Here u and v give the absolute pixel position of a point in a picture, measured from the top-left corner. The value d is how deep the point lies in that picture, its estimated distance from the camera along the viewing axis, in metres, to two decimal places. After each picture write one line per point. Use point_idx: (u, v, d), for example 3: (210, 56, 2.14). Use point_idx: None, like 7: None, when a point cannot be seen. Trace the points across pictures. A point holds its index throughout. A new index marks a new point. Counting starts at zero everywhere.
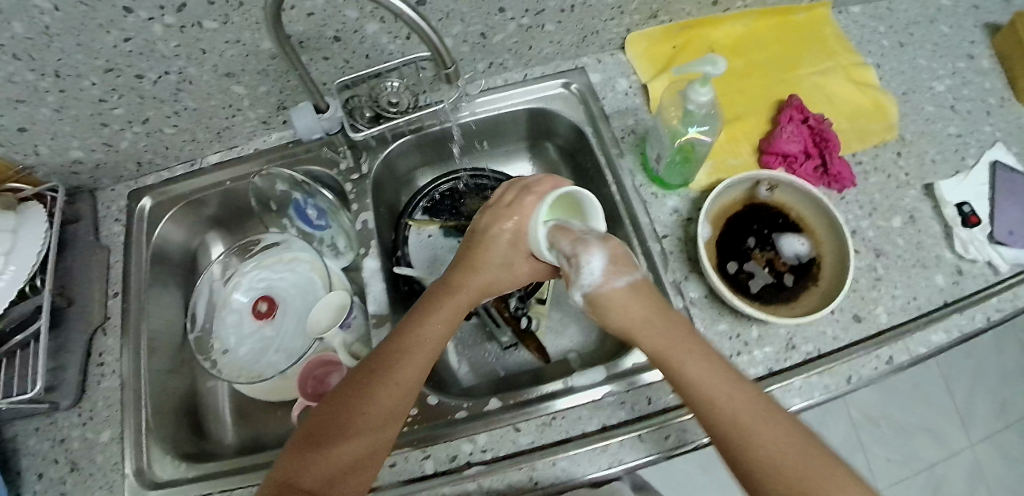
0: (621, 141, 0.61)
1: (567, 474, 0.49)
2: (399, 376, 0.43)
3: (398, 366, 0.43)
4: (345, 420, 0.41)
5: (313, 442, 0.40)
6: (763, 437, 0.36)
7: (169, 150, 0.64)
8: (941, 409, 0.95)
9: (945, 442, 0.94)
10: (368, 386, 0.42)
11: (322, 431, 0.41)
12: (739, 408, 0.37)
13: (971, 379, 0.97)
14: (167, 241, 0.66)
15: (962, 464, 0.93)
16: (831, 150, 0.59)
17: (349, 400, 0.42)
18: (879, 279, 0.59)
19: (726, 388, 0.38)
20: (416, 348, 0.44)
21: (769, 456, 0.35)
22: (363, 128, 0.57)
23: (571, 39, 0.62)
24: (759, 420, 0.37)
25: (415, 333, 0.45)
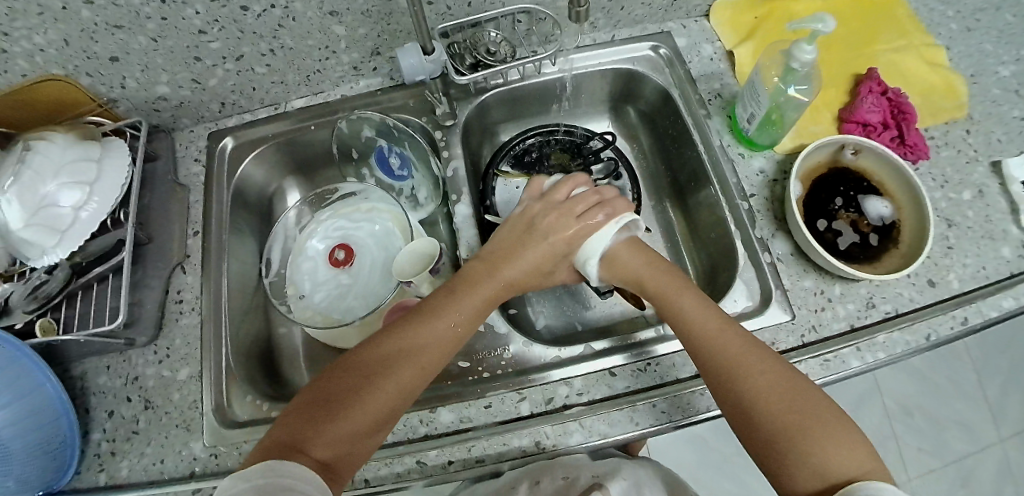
0: (709, 103, 0.62)
1: (666, 416, 0.50)
2: (420, 359, 0.44)
3: (420, 349, 0.44)
4: (364, 385, 0.41)
5: (324, 409, 0.39)
6: (766, 394, 0.40)
7: (256, 91, 0.64)
8: (972, 402, 0.99)
9: (976, 435, 0.97)
10: (383, 361, 0.43)
11: (334, 396, 0.40)
12: (744, 366, 0.42)
13: (1005, 377, 1.00)
14: (247, 182, 0.66)
15: (992, 457, 0.96)
16: (909, 121, 0.61)
17: (366, 368, 0.42)
18: (951, 248, 0.61)
19: (737, 350, 0.43)
20: (435, 333, 0.46)
21: (771, 410, 0.39)
22: (465, 73, 0.57)
23: (662, 2, 0.63)
24: (766, 378, 0.41)
25: (440, 317, 0.47)
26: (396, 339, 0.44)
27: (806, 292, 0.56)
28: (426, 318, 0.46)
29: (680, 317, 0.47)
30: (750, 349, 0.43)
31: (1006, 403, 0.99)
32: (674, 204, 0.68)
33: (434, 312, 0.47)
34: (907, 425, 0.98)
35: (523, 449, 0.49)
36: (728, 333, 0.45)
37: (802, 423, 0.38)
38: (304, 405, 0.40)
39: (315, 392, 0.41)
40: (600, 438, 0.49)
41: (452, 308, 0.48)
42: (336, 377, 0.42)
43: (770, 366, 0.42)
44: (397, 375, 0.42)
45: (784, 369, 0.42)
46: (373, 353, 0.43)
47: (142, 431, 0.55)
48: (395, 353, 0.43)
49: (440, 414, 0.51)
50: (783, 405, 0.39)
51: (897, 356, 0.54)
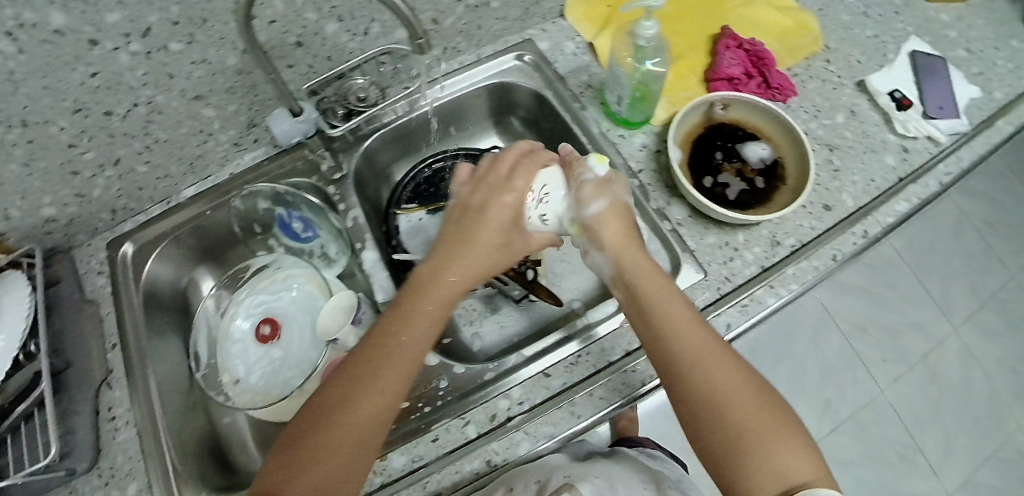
0: (582, 96, 0.65)
1: (606, 401, 0.51)
2: (393, 378, 0.42)
3: (381, 370, 0.42)
4: (342, 427, 0.40)
5: (299, 455, 0.40)
6: (734, 411, 0.40)
7: (143, 191, 0.64)
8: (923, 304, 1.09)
9: (931, 333, 1.07)
10: (355, 395, 0.41)
11: (315, 444, 0.40)
12: (721, 380, 0.42)
13: (940, 271, 1.11)
14: (157, 280, 0.65)
15: (953, 347, 1.07)
16: (768, 65, 0.65)
17: (343, 409, 0.41)
18: (837, 171, 0.64)
19: (717, 364, 0.42)
20: (404, 355, 0.43)
21: (744, 428, 0.40)
22: (338, 124, 0.59)
23: (515, 13, 0.66)
24: (741, 390, 0.41)
25: (413, 333, 0.44)
26: (366, 365, 0.43)
27: (712, 248, 0.58)
28: (386, 339, 0.44)
29: (662, 317, 0.44)
30: (726, 361, 0.43)
31: (948, 295, 1.10)
32: None
33: (404, 328, 0.44)
34: (865, 340, 1.03)
35: (477, 472, 0.49)
36: (708, 342, 0.44)
37: (769, 436, 0.40)
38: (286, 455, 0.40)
39: (297, 439, 0.41)
40: (547, 440, 0.49)
41: (405, 326, 0.44)
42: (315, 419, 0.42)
43: (743, 378, 0.42)
44: (371, 402, 0.41)
45: (754, 379, 0.43)
46: (350, 387, 0.42)
47: None
48: (358, 385, 0.42)
49: (390, 459, 0.49)
50: (757, 423, 0.40)
51: (809, 284, 0.56)
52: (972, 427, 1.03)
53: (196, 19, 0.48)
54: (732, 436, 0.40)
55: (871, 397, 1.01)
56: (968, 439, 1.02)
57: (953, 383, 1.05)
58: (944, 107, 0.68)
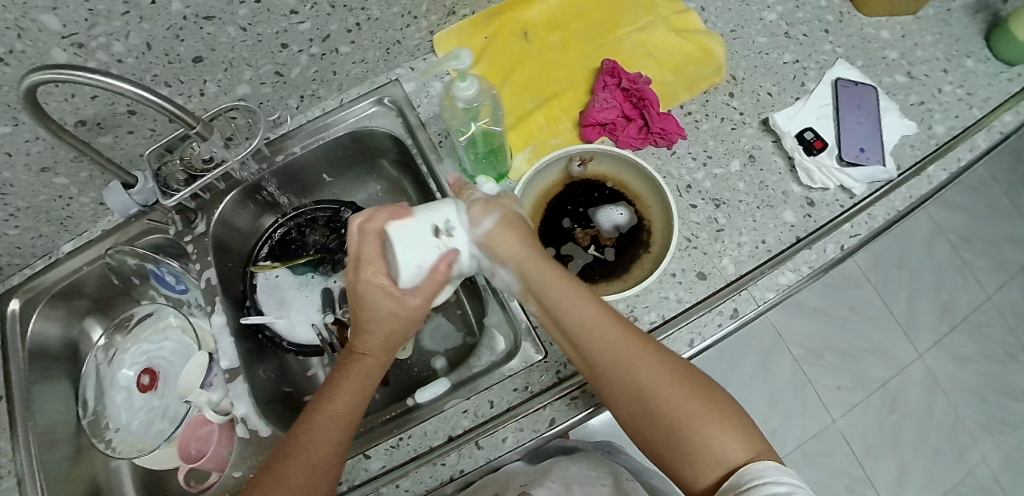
0: (440, 145, 0.60)
1: (410, 493, 0.49)
2: (332, 430, 0.41)
3: (310, 443, 0.40)
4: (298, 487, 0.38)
5: None
6: (662, 390, 0.38)
7: (22, 248, 0.64)
8: (880, 323, 0.99)
9: (893, 359, 0.98)
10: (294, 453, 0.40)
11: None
12: (636, 370, 0.39)
13: (909, 288, 1.01)
14: (45, 336, 0.65)
15: (916, 374, 0.98)
16: (649, 107, 0.57)
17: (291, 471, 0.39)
18: (721, 230, 0.56)
19: (631, 354, 0.40)
20: (346, 408, 0.43)
21: (671, 414, 0.38)
22: (174, 192, 0.57)
23: (375, 54, 0.61)
24: (660, 371, 0.39)
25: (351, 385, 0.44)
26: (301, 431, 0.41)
27: None
28: (313, 415, 0.42)
29: (566, 313, 0.42)
30: (638, 342, 0.41)
31: (916, 314, 1.00)
32: None
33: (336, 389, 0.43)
34: (816, 365, 0.97)
35: None
36: (620, 334, 0.41)
37: (700, 417, 0.37)
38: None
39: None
40: None
41: (331, 398, 0.43)
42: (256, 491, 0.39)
43: (662, 361, 0.40)
44: (316, 457, 0.40)
45: (672, 357, 0.41)
46: (293, 453, 0.40)
47: None
48: (289, 466, 0.39)
49: None
50: (689, 404, 0.38)
51: None
52: (931, 460, 0.94)
53: (13, 104, 0.47)
54: (662, 424, 0.38)
55: (818, 429, 0.94)
56: (925, 478, 0.94)
57: (914, 418, 0.96)
58: (866, 149, 0.58)
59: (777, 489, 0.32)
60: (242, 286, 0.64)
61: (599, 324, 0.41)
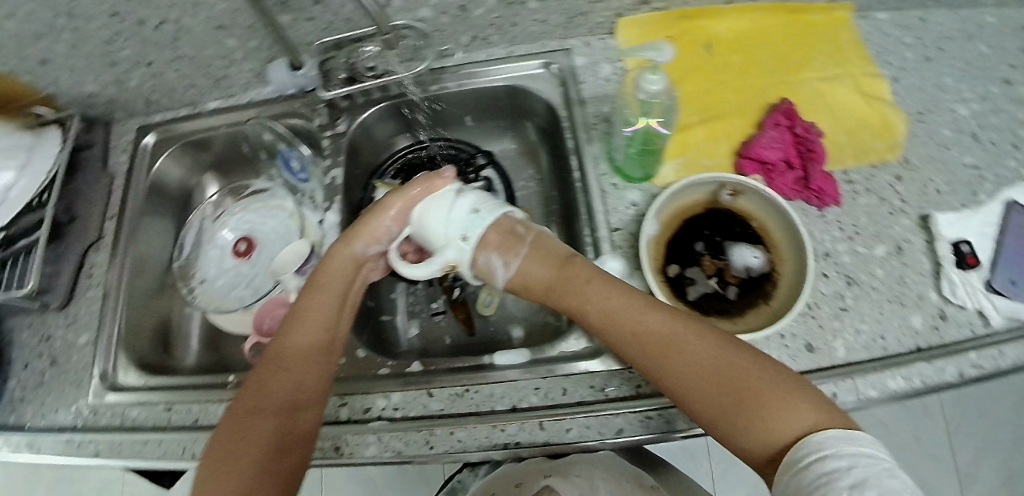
0: (594, 127, 0.59)
1: (461, 446, 0.49)
2: (310, 351, 0.47)
3: (295, 340, 0.47)
4: (293, 404, 0.44)
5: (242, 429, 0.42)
6: (702, 370, 0.39)
7: (173, 92, 0.67)
8: (940, 464, 0.95)
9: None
10: (281, 374, 0.45)
11: (262, 438, 0.41)
12: (683, 352, 0.40)
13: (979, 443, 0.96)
14: (165, 177, 0.70)
15: None
16: (815, 162, 0.56)
17: (283, 391, 0.44)
18: (845, 310, 0.54)
19: (678, 340, 0.41)
20: (319, 328, 0.49)
21: (729, 394, 0.37)
22: (333, 88, 0.60)
23: (556, 19, 0.60)
24: (693, 355, 0.40)
25: (323, 309, 0.50)
26: (286, 359, 0.46)
27: None
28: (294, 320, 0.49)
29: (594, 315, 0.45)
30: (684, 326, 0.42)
31: (977, 468, 0.95)
32: (561, 225, 0.64)
33: (310, 312, 0.50)
34: None
35: (323, 453, 0.50)
36: (663, 321, 0.42)
37: (759, 393, 0.37)
38: (217, 459, 0.40)
39: (226, 440, 0.41)
40: (390, 456, 0.49)
41: (306, 309, 0.50)
42: (246, 413, 0.43)
43: (708, 339, 0.40)
44: (307, 377, 0.46)
45: (719, 338, 0.41)
46: (276, 374, 0.45)
47: (45, 384, 0.63)
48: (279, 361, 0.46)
49: None
50: (728, 376, 0.38)
51: None
52: None
53: None
54: (720, 405, 0.37)
55: None
56: None
57: None
58: (1018, 283, 0.54)
59: (835, 464, 0.30)
60: (360, 195, 0.65)
61: (624, 322, 0.43)
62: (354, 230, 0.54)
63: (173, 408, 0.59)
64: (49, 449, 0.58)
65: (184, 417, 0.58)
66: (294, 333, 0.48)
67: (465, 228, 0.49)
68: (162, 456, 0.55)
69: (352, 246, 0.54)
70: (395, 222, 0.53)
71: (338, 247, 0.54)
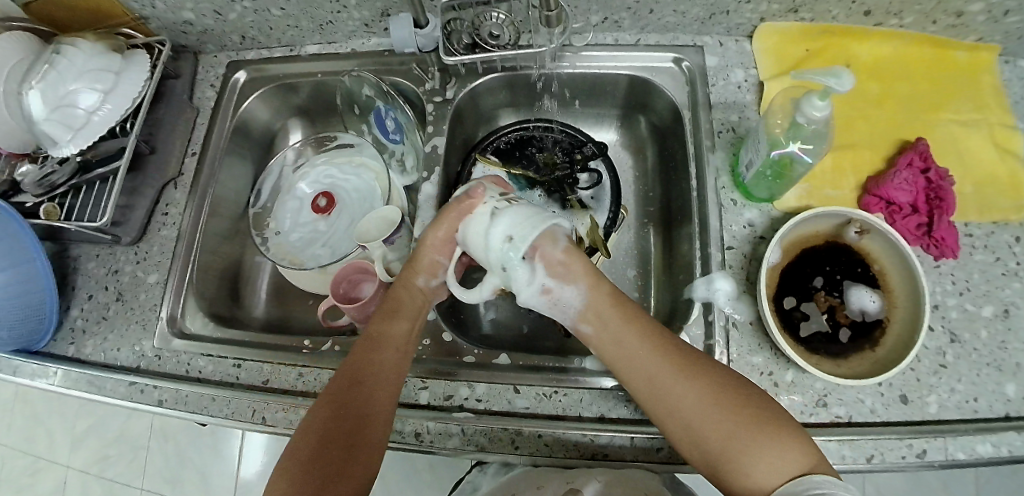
0: (718, 135, 0.58)
1: (548, 448, 0.49)
2: (382, 379, 0.46)
3: (373, 359, 0.47)
4: (361, 428, 0.42)
5: (322, 449, 0.41)
6: (699, 425, 0.40)
7: (273, 31, 0.67)
8: None
9: None
10: (353, 397, 0.44)
11: (332, 463, 0.40)
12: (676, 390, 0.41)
13: None
14: (251, 117, 0.70)
15: None
16: (942, 212, 0.53)
17: (352, 416, 0.43)
18: (943, 366, 0.53)
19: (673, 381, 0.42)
20: (392, 356, 0.47)
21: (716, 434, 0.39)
22: (456, 53, 0.57)
23: (697, 13, 0.59)
24: (695, 409, 0.40)
25: (398, 336, 0.49)
26: (357, 382, 0.45)
27: (751, 369, 0.50)
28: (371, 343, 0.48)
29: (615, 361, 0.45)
30: (682, 366, 0.42)
31: None
32: (658, 230, 0.65)
33: (386, 335, 0.48)
34: None
35: (403, 437, 0.50)
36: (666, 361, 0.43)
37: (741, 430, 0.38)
38: (286, 476, 0.39)
39: (300, 459, 0.41)
40: (475, 449, 0.49)
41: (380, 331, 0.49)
42: (316, 436, 0.42)
43: (699, 389, 0.41)
44: (375, 401, 0.44)
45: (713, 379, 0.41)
46: (350, 399, 0.44)
47: (109, 319, 0.63)
48: (351, 377, 0.45)
49: None
50: (716, 432, 0.39)
51: None
52: None
53: None
54: (709, 445, 0.39)
55: None
56: None
57: None
58: None
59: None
60: (459, 166, 0.65)
61: (638, 365, 0.44)
62: (411, 263, 0.53)
63: (241, 365, 0.58)
64: (114, 391, 0.58)
65: (253, 376, 0.57)
66: (370, 357, 0.47)
67: (504, 261, 0.46)
68: (232, 415, 0.54)
69: (412, 278, 0.53)
70: (443, 253, 0.53)
71: (404, 275, 0.53)
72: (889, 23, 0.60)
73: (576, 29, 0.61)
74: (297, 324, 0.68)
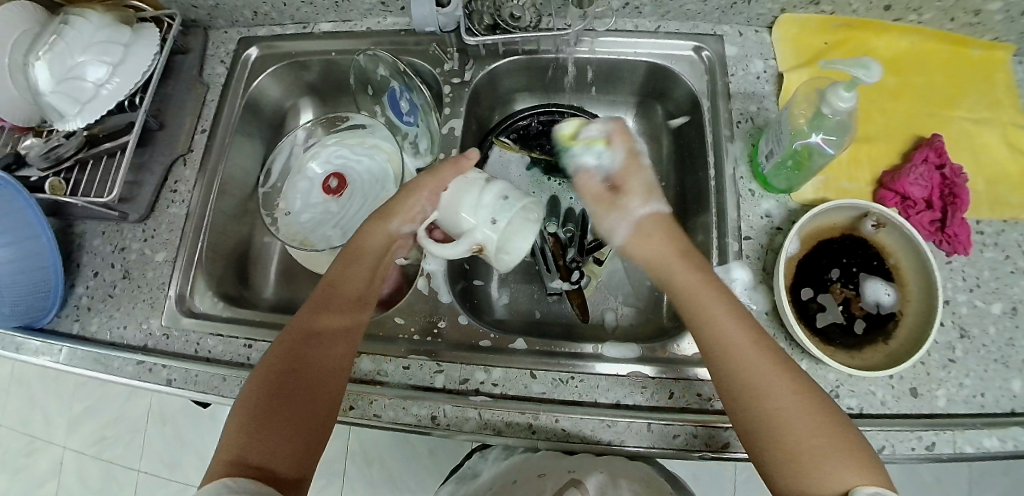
0: (737, 125, 0.58)
1: (565, 434, 0.49)
2: (335, 325, 0.45)
3: (327, 312, 0.46)
4: (319, 381, 0.42)
5: (272, 398, 0.40)
6: (784, 406, 0.37)
7: (287, 8, 0.65)
8: None
9: None
10: (306, 348, 0.43)
11: (288, 413, 0.39)
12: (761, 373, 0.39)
13: None
14: (263, 94, 0.70)
15: None
16: (956, 208, 0.53)
17: (306, 368, 0.42)
18: (953, 361, 0.51)
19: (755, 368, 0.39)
20: (346, 303, 0.47)
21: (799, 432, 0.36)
22: (478, 34, 0.56)
23: (719, 1, 0.59)
24: (785, 393, 0.38)
25: (353, 284, 0.48)
26: (305, 333, 0.44)
27: None
28: (331, 295, 0.47)
29: (713, 325, 0.42)
30: (777, 364, 0.39)
31: None
32: (673, 220, 0.65)
33: (340, 286, 0.48)
34: None
35: (419, 420, 0.50)
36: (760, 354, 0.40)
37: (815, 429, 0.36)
38: (240, 425, 0.38)
39: (252, 408, 0.39)
40: (492, 433, 0.49)
41: (342, 286, 0.48)
42: (267, 387, 0.41)
43: (797, 384, 0.38)
44: (327, 351, 0.44)
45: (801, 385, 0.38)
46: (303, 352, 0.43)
47: (116, 297, 0.62)
48: (315, 330, 0.44)
49: (379, 363, 0.53)
50: (801, 420, 0.36)
51: None
52: None
53: None
54: (784, 440, 0.36)
55: None
56: None
57: None
58: None
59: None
60: (475, 150, 0.65)
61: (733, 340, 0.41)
62: (387, 209, 0.51)
63: (252, 346, 0.57)
64: (122, 370, 0.57)
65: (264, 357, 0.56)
66: (323, 307, 0.46)
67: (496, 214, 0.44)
68: None
69: (385, 226, 0.51)
70: (428, 203, 0.49)
71: (370, 225, 0.51)
72: (907, 19, 0.60)
73: (597, 14, 0.61)
74: None
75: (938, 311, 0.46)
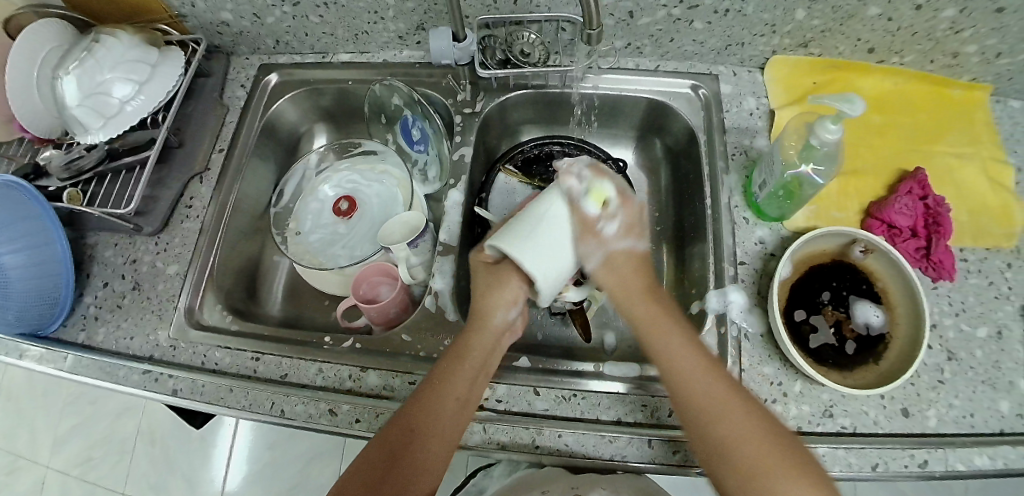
0: (731, 157, 0.61)
1: (569, 450, 0.49)
2: (456, 394, 0.45)
3: (446, 384, 0.46)
4: (426, 459, 0.43)
5: (386, 467, 0.42)
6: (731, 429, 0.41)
7: (308, 37, 0.69)
8: None
9: None
10: (416, 436, 0.43)
11: (397, 483, 0.42)
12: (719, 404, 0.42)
13: None
14: (280, 117, 0.73)
15: None
16: (941, 236, 0.56)
17: (413, 453, 0.43)
18: (942, 382, 0.53)
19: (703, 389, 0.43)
20: (472, 370, 0.47)
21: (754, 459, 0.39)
22: (490, 68, 0.62)
23: (715, 43, 0.63)
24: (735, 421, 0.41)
25: (478, 349, 0.48)
26: (417, 412, 0.45)
27: (762, 379, 0.52)
28: (451, 368, 0.47)
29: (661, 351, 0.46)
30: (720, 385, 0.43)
31: None
32: (671, 247, 0.67)
33: (468, 348, 0.48)
34: None
35: None
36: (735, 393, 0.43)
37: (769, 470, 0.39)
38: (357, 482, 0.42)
39: (367, 472, 0.42)
40: (496, 447, 0.50)
41: (457, 362, 0.47)
42: (380, 456, 0.43)
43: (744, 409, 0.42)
44: (437, 428, 0.44)
45: (756, 408, 0.42)
46: (420, 413, 0.44)
47: (124, 307, 0.63)
48: (432, 404, 0.45)
49: (387, 380, 0.54)
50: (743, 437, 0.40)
51: (832, 476, 0.48)
52: None
53: None
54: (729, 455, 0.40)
55: None
56: None
57: None
58: None
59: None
60: (482, 177, 0.68)
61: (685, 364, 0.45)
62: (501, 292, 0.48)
63: (259, 359, 0.57)
64: (127, 379, 0.57)
65: (270, 369, 0.57)
66: (447, 373, 0.46)
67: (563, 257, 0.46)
68: (248, 408, 0.54)
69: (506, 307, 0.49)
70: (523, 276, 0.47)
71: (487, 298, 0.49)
72: (890, 61, 0.64)
73: (601, 52, 0.65)
74: (311, 324, 0.68)
75: (925, 333, 0.48)
